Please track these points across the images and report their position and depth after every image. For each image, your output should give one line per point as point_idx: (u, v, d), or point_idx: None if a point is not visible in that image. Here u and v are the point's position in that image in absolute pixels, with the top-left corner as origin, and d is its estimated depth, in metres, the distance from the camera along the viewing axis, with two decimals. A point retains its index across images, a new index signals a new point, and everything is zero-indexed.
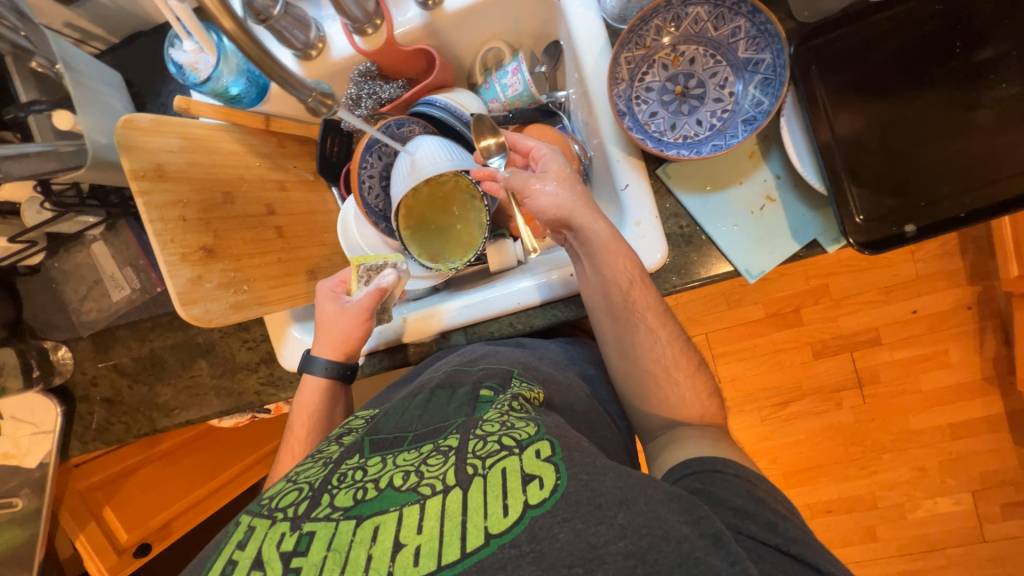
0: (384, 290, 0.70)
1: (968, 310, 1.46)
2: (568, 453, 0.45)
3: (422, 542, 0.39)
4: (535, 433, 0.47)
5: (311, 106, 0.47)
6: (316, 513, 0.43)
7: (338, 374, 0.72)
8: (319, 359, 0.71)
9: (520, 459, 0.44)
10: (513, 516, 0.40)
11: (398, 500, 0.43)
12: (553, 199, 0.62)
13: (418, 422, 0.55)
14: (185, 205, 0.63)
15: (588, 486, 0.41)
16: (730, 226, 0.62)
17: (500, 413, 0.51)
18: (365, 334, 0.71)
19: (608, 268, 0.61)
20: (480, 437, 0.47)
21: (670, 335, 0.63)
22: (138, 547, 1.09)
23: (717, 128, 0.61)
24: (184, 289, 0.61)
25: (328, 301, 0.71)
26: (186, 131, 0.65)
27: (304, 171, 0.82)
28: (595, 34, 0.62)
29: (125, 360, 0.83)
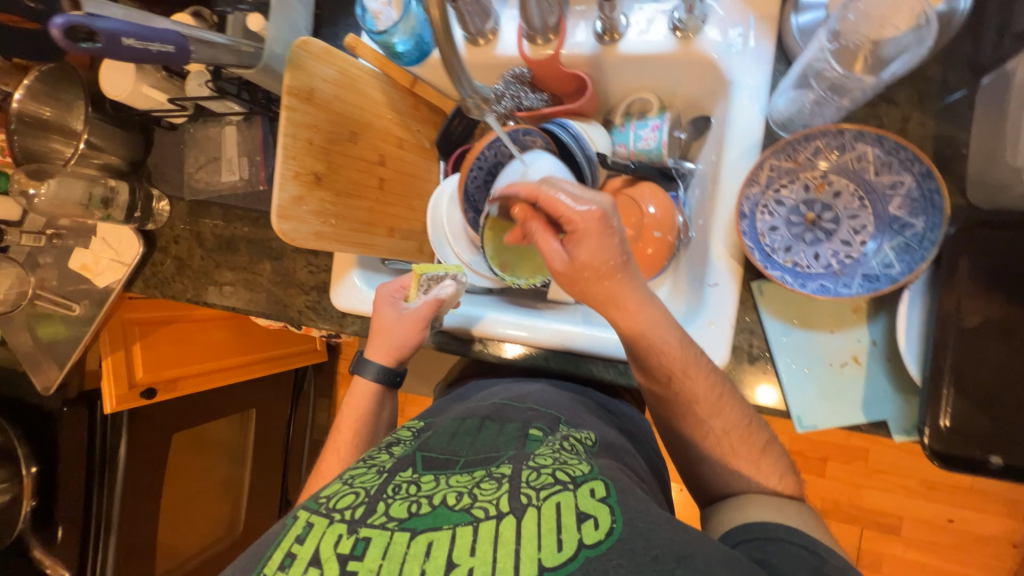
0: (441, 302, 0.75)
1: (1009, 546, 1.31)
2: (623, 498, 0.45)
3: (474, 564, 0.40)
4: (589, 472, 0.49)
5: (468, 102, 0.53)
6: (372, 519, 0.45)
7: (388, 380, 0.78)
8: (370, 363, 0.78)
9: (576, 496, 0.45)
10: (568, 552, 0.40)
11: (451, 519, 0.44)
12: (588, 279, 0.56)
13: (468, 448, 0.56)
14: (316, 131, 0.68)
15: (643, 535, 0.42)
16: (801, 367, 0.59)
17: (552, 451, 0.52)
18: (416, 342, 0.76)
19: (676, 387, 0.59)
20: (534, 468, 0.49)
21: (723, 422, 0.58)
22: (146, 389, 1.16)
23: (833, 269, 0.57)
24: (285, 204, 0.66)
25: (386, 305, 0.76)
26: (345, 67, 0.71)
27: (424, 137, 0.85)
28: (749, 132, 0.61)
29: (208, 234, 0.91)
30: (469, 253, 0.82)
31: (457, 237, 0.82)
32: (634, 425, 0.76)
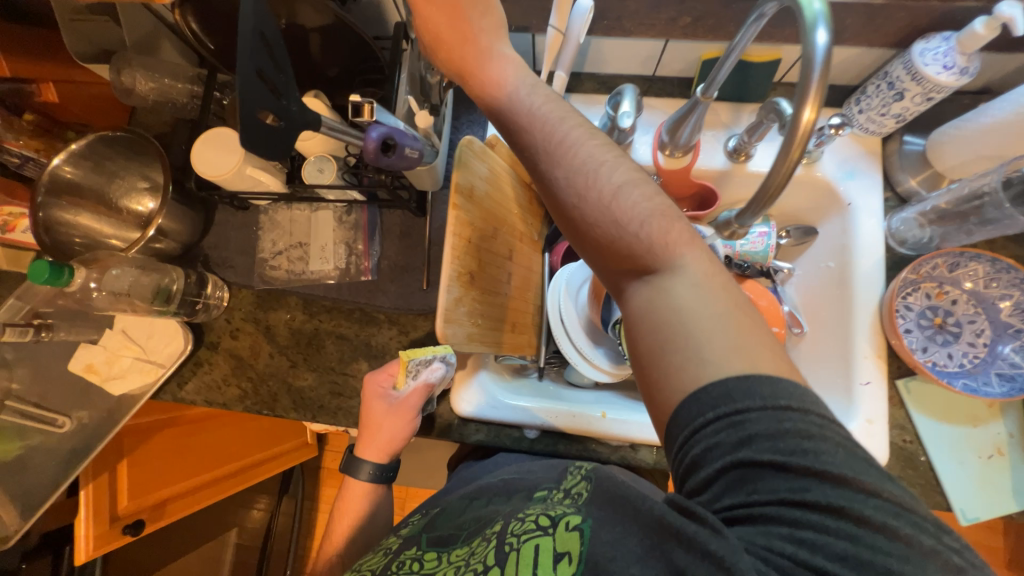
0: (431, 387, 0.68)
1: None
2: (603, 515, 0.39)
3: None
4: (577, 502, 0.42)
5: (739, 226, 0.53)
6: None
7: (380, 477, 0.72)
8: (361, 463, 0.71)
9: (554, 536, 0.40)
10: None
11: None
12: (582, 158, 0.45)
13: (469, 517, 0.56)
14: (473, 229, 0.65)
15: (612, 548, 0.36)
16: (957, 463, 0.64)
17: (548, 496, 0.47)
18: (408, 432, 0.69)
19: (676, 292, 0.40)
20: (522, 517, 0.45)
21: (727, 295, 0.40)
22: (131, 522, 0.90)
23: (968, 368, 0.66)
24: (449, 307, 0.60)
25: (375, 397, 0.68)
26: (493, 165, 0.70)
27: (535, 231, 0.85)
28: (875, 245, 0.70)
29: (282, 329, 0.78)
30: (589, 348, 0.78)
31: (576, 331, 0.79)
32: None
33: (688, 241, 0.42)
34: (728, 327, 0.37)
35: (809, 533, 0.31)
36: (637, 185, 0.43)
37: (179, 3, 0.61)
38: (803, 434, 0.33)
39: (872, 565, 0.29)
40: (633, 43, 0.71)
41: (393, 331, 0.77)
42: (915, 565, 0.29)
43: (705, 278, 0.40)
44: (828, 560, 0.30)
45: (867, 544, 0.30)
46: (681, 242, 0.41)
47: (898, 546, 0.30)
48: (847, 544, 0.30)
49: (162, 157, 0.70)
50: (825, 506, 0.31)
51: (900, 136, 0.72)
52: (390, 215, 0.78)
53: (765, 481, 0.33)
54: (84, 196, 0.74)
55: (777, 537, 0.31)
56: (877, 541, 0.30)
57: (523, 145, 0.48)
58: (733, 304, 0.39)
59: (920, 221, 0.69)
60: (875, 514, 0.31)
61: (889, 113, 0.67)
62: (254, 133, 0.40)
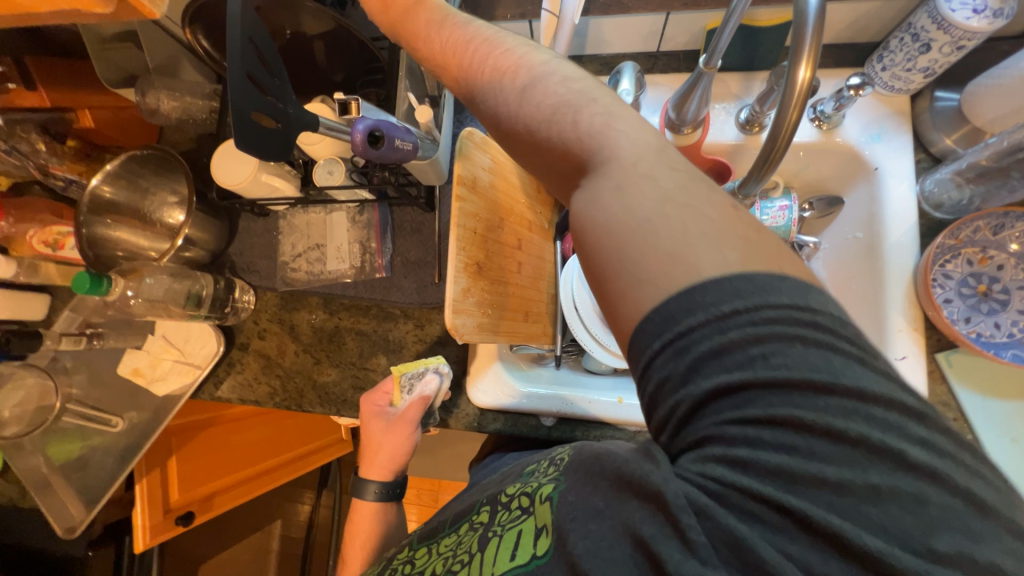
0: (427, 399, 0.70)
1: None
2: (567, 481, 0.38)
3: None
4: (550, 474, 0.42)
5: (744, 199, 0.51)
6: None
7: (388, 494, 0.77)
8: (366, 484, 0.76)
9: (534, 517, 0.41)
10: (519, 564, 0.40)
11: None
12: (507, 69, 0.44)
13: (461, 507, 0.57)
14: (477, 220, 0.65)
15: (571, 514, 0.36)
16: (1007, 440, 0.59)
17: (528, 472, 0.46)
18: (410, 445, 0.73)
19: (605, 190, 0.37)
20: (505, 501, 0.46)
21: (664, 186, 0.35)
22: (183, 514, 0.97)
23: (1018, 338, 0.60)
24: (457, 297, 0.60)
25: (373, 417, 0.73)
26: (497, 155, 0.70)
27: (544, 219, 0.85)
28: (908, 210, 0.65)
29: (305, 327, 0.82)
30: (605, 334, 0.77)
31: (590, 318, 0.78)
32: None
33: (613, 130, 0.38)
34: (659, 226, 0.34)
35: (742, 450, 0.30)
36: (553, 89, 0.41)
37: (190, 22, 0.65)
38: (752, 340, 0.30)
39: (803, 475, 0.28)
40: (632, 20, 0.69)
41: (409, 325, 0.79)
42: (860, 469, 0.28)
43: (636, 167, 0.37)
44: (758, 474, 0.29)
45: (801, 454, 0.29)
46: (608, 136, 0.38)
47: (841, 450, 0.28)
48: (786, 457, 0.29)
49: (186, 170, 0.75)
50: (767, 418, 0.29)
51: (931, 92, 0.67)
52: (401, 212, 0.80)
53: (712, 404, 0.31)
54: (121, 213, 0.80)
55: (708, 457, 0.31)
56: (813, 451, 0.28)
57: (462, 87, 0.48)
58: (670, 188, 0.35)
59: (958, 182, 0.63)
60: (818, 417, 0.29)
61: (915, 68, 0.62)
62: (250, 135, 0.42)
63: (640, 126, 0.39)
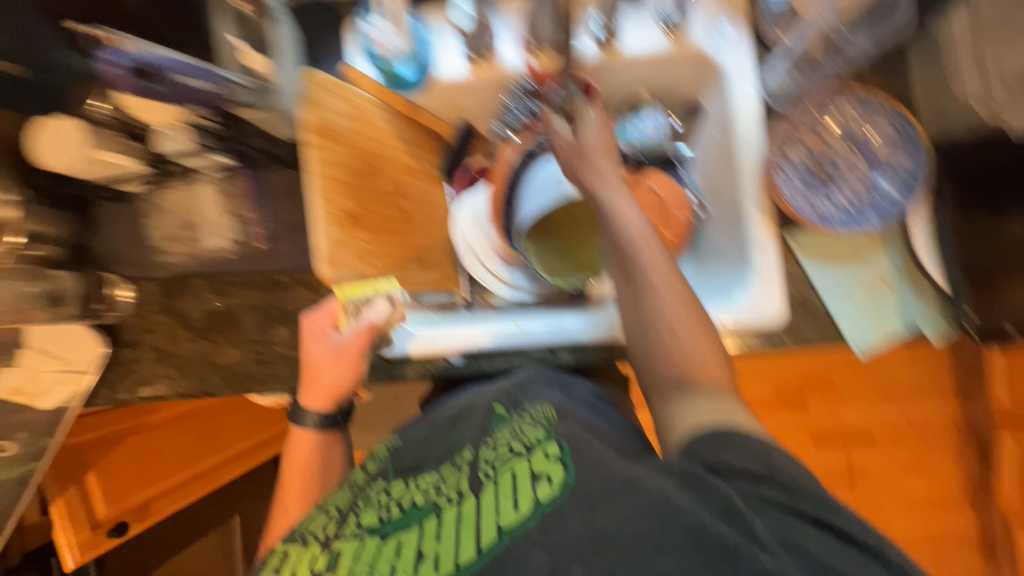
0: (376, 327, 0.67)
1: (953, 425, 1.60)
2: (577, 454, 0.53)
3: (437, 551, 0.50)
4: (544, 436, 0.56)
5: None
6: (345, 533, 0.56)
7: (327, 423, 0.73)
8: (307, 410, 0.73)
9: (530, 462, 0.54)
10: (522, 511, 0.50)
11: (418, 516, 0.55)
12: (629, 221, 0.56)
13: (430, 451, 0.65)
14: (340, 168, 0.63)
15: (593, 479, 0.49)
16: (846, 299, 0.67)
17: (513, 429, 0.60)
18: (354, 376, 0.70)
19: (653, 304, 0.56)
20: (492, 447, 0.59)
21: (692, 322, 0.56)
22: (114, 525, 0.96)
23: (850, 212, 0.66)
24: (328, 248, 0.59)
25: (315, 340, 0.70)
26: (353, 100, 0.67)
27: (428, 164, 0.84)
28: (752, 108, 0.70)
29: (194, 312, 0.78)
30: (506, 269, 0.81)
31: (488, 255, 0.81)
32: None
33: (671, 284, 0.56)
34: (684, 351, 0.55)
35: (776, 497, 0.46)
36: (676, 284, 0.56)
37: None
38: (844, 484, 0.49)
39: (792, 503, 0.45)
40: None
41: (304, 290, 0.76)
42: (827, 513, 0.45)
43: (683, 298, 0.56)
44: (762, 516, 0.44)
45: (783, 492, 0.46)
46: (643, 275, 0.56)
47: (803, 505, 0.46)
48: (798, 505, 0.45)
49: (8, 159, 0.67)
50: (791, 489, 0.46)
51: None
52: (275, 175, 0.75)
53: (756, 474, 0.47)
54: None
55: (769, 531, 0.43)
56: (834, 512, 0.45)
57: (598, 208, 0.58)
58: (678, 302, 0.56)
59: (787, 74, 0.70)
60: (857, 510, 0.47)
61: None
62: None
63: (682, 288, 0.56)
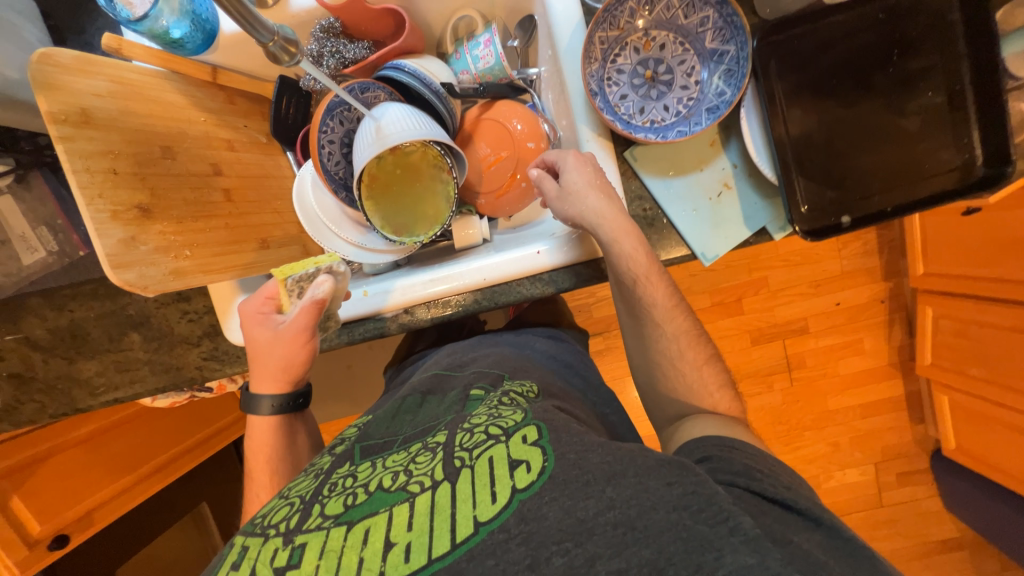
0: (321, 303, 0.64)
1: (881, 303, 1.65)
2: (556, 439, 0.48)
3: (411, 538, 0.43)
4: (522, 420, 0.51)
5: (272, 53, 0.41)
6: (307, 524, 0.47)
7: (287, 406, 0.72)
8: (261, 398, 0.70)
9: (508, 446, 0.47)
10: (502, 502, 0.43)
11: (388, 500, 0.47)
12: (644, 268, 0.60)
13: (408, 428, 0.61)
14: (115, 157, 0.56)
15: (575, 464, 0.45)
16: (689, 211, 0.64)
17: (490, 408, 0.56)
18: (306, 356, 0.68)
19: (669, 343, 0.63)
20: (469, 430, 0.51)
21: (700, 353, 0.63)
22: (53, 539, 1.00)
23: (683, 114, 0.63)
24: (114, 251, 0.55)
25: (258, 324, 0.67)
26: (116, 73, 0.58)
27: (255, 132, 0.77)
28: (570, 10, 0.62)
29: (38, 333, 0.74)
30: (360, 235, 0.77)
31: (339, 223, 0.77)
32: (565, 353, 0.83)
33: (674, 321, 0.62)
34: (693, 384, 0.62)
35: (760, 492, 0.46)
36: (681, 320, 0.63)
37: None
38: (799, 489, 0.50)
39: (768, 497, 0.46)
40: None
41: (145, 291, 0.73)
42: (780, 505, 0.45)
43: (685, 333, 0.63)
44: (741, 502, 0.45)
45: (774, 488, 0.47)
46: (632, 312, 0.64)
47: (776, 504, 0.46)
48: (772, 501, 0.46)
49: None
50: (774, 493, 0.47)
51: None
52: None
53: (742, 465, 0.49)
54: None
55: (754, 522, 0.41)
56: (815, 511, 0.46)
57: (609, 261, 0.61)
58: (683, 335, 0.63)
59: None
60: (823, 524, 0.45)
61: None
62: None
63: (685, 325, 0.63)
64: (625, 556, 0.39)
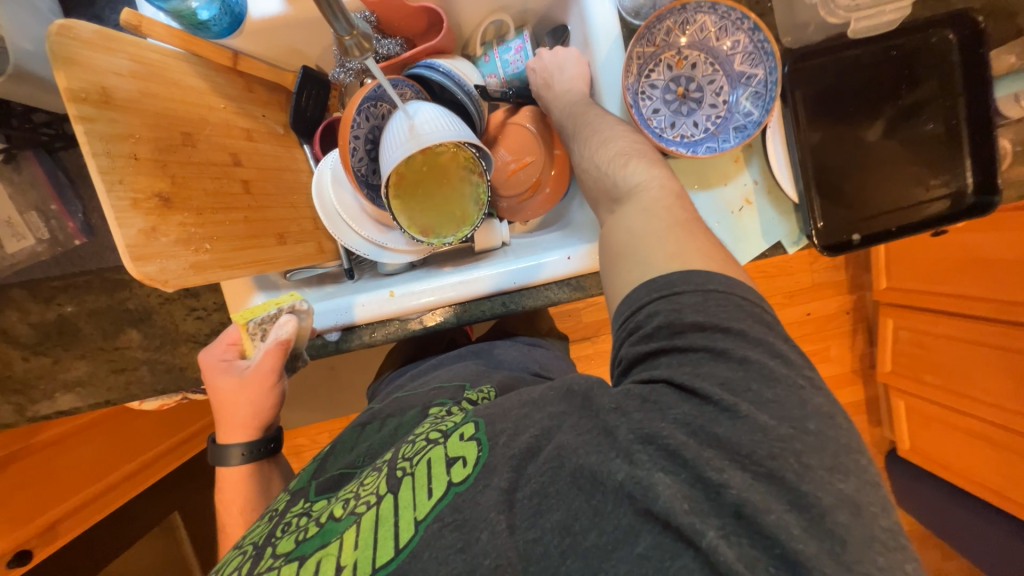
0: (286, 343, 0.63)
1: (846, 315, 1.77)
2: (491, 423, 0.42)
3: (358, 556, 0.38)
4: (463, 418, 0.45)
5: (348, 43, 0.42)
6: (260, 568, 0.42)
7: (258, 453, 0.69)
8: (230, 448, 0.67)
9: (444, 446, 0.42)
10: (437, 495, 0.39)
11: (338, 530, 0.41)
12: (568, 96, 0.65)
13: (368, 456, 0.54)
14: (136, 141, 0.52)
15: (508, 447, 0.39)
16: (713, 223, 0.67)
17: (436, 415, 0.50)
18: (275, 394, 0.67)
19: (602, 145, 0.57)
20: (412, 439, 0.46)
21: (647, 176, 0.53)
22: (13, 556, 0.91)
23: (711, 131, 0.66)
24: (134, 242, 0.51)
25: (219, 373, 0.64)
26: (137, 52, 0.55)
27: (273, 122, 0.74)
28: (610, 27, 0.64)
29: (20, 328, 0.67)
30: (380, 233, 0.76)
31: (359, 220, 0.74)
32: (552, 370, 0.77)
33: (608, 133, 0.58)
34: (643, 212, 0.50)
35: (664, 373, 0.40)
36: (618, 136, 0.58)
37: None
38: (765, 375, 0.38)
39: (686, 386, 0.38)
40: None
41: (148, 287, 0.68)
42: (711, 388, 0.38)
43: (621, 143, 0.57)
44: (653, 408, 0.38)
45: (671, 364, 0.40)
46: (578, 139, 0.61)
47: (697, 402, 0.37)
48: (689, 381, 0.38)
49: None
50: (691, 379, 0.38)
51: None
52: (72, 156, 0.65)
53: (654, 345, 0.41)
54: None
55: (628, 429, 0.37)
56: (706, 358, 0.39)
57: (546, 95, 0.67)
58: (622, 143, 0.57)
59: None
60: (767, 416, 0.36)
61: None
62: None
63: (624, 136, 0.58)
64: (539, 526, 0.36)
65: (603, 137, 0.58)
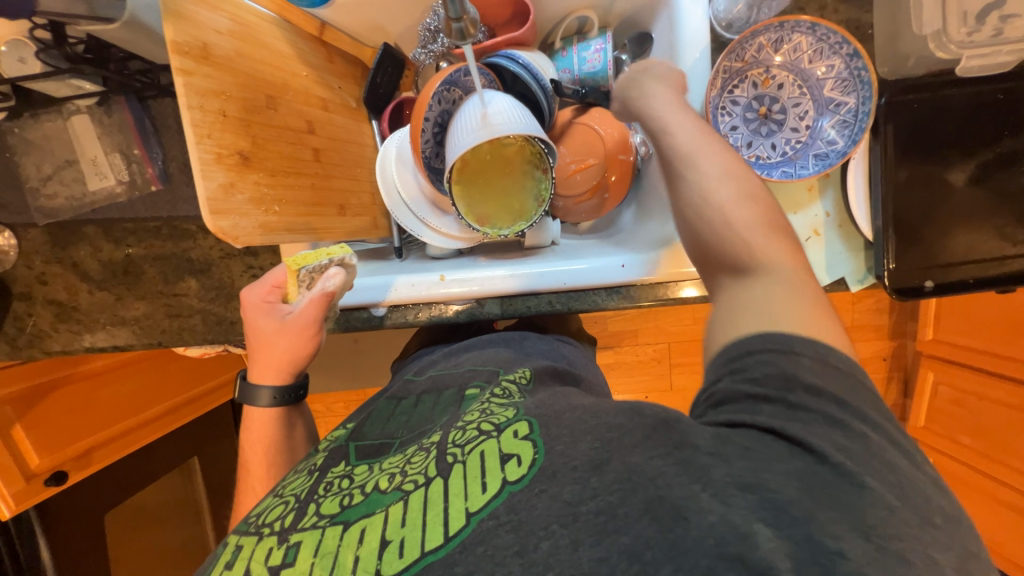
0: (331, 295, 0.63)
1: (883, 361, 1.66)
2: (546, 426, 0.41)
3: (405, 534, 0.38)
4: (515, 415, 0.44)
5: (458, 26, 0.48)
6: (303, 523, 0.43)
7: (286, 398, 0.66)
8: (259, 388, 0.65)
9: (498, 441, 0.41)
10: (491, 492, 0.37)
11: (383, 501, 0.42)
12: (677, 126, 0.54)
13: (405, 428, 0.56)
14: (226, 99, 0.54)
15: (566, 454, 0.37)
16: None
17: (483, 403, 0.51)
18: (312, 346, 0.66)
19: (730, 202, 0.48)
20: (461, 427, 0.46)
21: (772, 238, 0.47)
22: (52, 475, 0.95)
23: (789, 155, 0.64)
24: (214, 195, 0.53)
25: (262, 314, 0.64)
26: (236, 13, 0.56)
27: (347, 95, 0.75)
28: (699, 32, 0.62)
29: (91, 263, 0.71)
30: (435, 216, 0.76)
31: (417, 201, 0.75)
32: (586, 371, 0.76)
33: (730, 183, 0.49)
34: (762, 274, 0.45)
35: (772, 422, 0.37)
36: (741, 187, 0.49)
37: None
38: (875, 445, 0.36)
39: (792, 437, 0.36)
40: None
41: (211, 240, 0.71)
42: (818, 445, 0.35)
43: (748, 199, 0.48)
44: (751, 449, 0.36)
45: (778, 416, 0.37)
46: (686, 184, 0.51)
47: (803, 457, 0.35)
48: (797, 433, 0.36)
49: None
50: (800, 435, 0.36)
51: None
52: (160, 106, 0.67)
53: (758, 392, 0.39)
54: None
55: (725, 471, 0.34)
56: (822, 422, 0.36)
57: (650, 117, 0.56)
58: (744, 197, 0.48)
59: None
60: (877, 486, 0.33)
61: None
62: None
63: (750, 190, 0.49)
64: (606, 544, 0.33)
65: (732, 191, 0.48)
